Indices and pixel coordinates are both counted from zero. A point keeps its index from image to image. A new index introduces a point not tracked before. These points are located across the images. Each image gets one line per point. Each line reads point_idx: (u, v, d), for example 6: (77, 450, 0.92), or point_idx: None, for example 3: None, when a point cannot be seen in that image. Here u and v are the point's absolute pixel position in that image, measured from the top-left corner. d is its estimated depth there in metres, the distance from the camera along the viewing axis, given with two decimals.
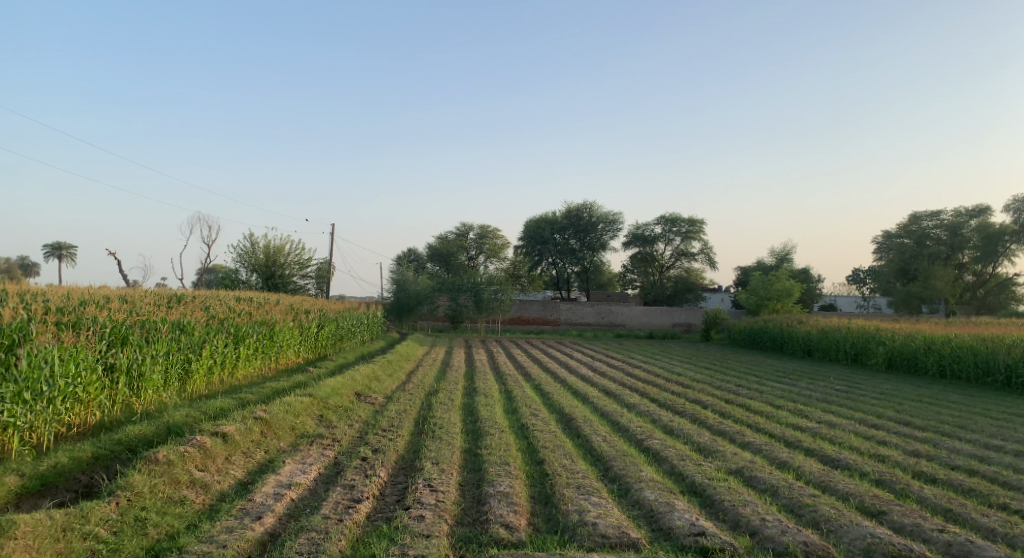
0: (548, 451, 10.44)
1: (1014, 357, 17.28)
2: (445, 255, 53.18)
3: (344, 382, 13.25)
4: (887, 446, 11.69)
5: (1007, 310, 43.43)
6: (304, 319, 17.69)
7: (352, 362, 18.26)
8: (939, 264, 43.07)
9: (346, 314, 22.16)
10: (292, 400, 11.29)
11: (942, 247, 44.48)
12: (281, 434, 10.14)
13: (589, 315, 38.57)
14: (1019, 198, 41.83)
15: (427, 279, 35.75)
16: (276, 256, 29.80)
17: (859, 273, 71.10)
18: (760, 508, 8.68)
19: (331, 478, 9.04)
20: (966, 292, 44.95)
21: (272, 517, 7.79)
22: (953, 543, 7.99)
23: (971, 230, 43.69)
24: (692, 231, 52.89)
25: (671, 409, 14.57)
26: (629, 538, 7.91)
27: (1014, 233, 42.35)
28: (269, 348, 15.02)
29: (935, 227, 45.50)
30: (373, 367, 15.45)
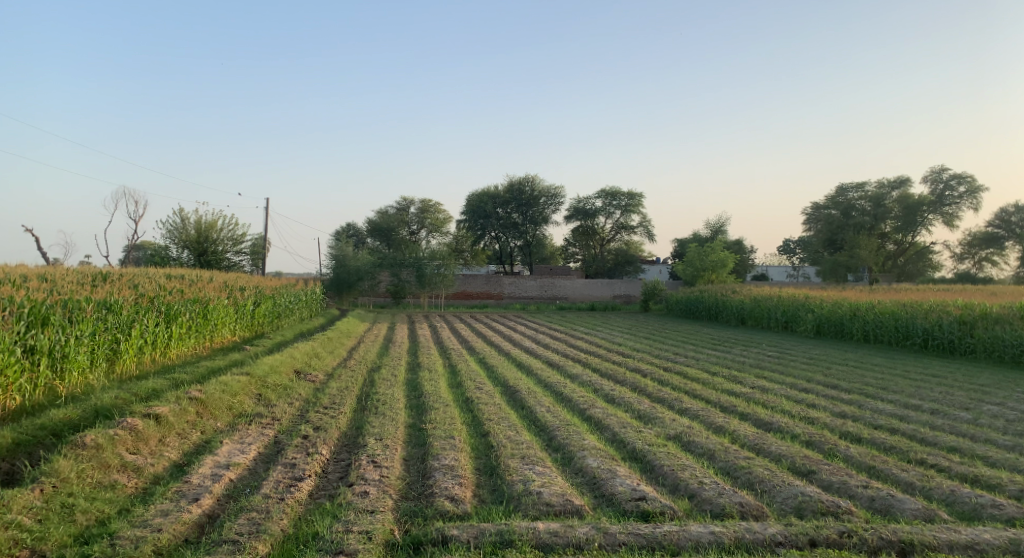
0: (492, 423, 10.44)
1: (930, 322, 17.93)
2: (386, 230, 52.84)
3: (283, 360, 13.02)
4: (816, 408, 12.05)
5: (924, 277, 45.75)
6: (239, 297, 17.27)
7: (291, 339, 17.93)
8: (864, 235, 44.74)
9: (283, 291, 21.71)
10: (229, 379, 11.02)
11: (867, 218, 45.70)
12: (217, 414, 9.89)
13: (532, 289, 38.69)
14: (936, 170, 43.97)
15: (367, 254, 35.25)
16: (208, 232, 29.03)
17: (789, 244, 73.18)
18: (698, 472, 8.85)
19: (271, 457, 8.89)
20: (888, 261, 46.96)
21: (210, 498, 7.62)
22: (875, 497, 8.27)
23: (893, 201, 45.43)
24: (631, 205, 53.51)
25: (612, 378, 14.74)
26: (573, 505, 7.96)
27: (931, 204, 44.79)
28: (203, 327, 14.64)
29: (860, 198, 46.70)
30: (312, 344, 15.21)
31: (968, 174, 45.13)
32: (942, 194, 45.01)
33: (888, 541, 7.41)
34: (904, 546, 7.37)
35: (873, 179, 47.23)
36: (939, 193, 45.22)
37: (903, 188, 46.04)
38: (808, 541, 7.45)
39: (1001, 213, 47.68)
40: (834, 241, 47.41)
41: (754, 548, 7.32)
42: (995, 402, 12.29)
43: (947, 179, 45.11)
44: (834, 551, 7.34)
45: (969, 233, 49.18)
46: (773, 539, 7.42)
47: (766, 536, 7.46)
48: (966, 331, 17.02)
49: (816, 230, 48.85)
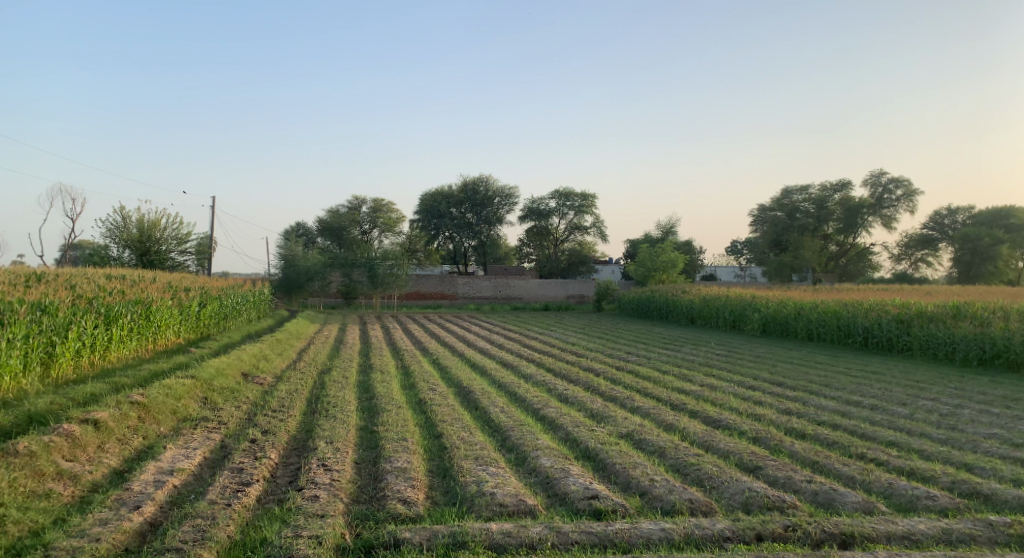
0: (445, 424, 10.36)
1: (870, 321, 18.38)
2: (337, 229, 52.25)
3: (230, 362, 12.75)
4: (762, 405, 12.24)
5: (864, 278, 47.00)
6: (184, 298, 16.88)
7: (238, 341, 17.58)
8: (807, 236, 45.78)
9: (230, 292, 21.29)
10: (173, 382, 10.74)
11: (811, 219, 46.79)
12: (161, 418, 9.63)
13: (486, 289, 38.63)
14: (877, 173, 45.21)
15: (318, 254, 34.80)
16: (151, 231, 28.36)
17: (736, 246, 74.48)
18: (650, 469, 8.91)
19: (217, 462, 8.69)
20: (831, 261, 48.07)
21: (153, 505, 7.41)
22: (819, 491, 8.42)
23: (835, 203, 46.60)
24: (584, 205, 53.88)
25: (565, 378, 14.77)
26: (526, 505, 7.94)
27: (871, 206, 46.27)
28: (146, 329, 14.26)
29: (804, 200, 47.81)
30: (261, 346, 14.92)
31: (904, 176, 46.46)
32: (881, 197, 46.21)
33: (830, 534, 7.54)
34: (846, 538, 7.52)
35: (817, 183, 48.51)
36: (877, 195, 46.39)
37: (844, 190, 47.28)
38: (755, 535, 7.54)
39: (936, 215, 49.57)
40: (779, 242, 48.31)
41: (703, 543, 7.38)
42: (930, 398, 12.65)
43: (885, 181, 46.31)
44: (780, 545, 7.43)
45: (906, 235, 50.76)
46: (721, 535, 7.49)
47: (715, 531, 7.52)
48: (903, 329, 17.49)
49: (763, 232, 49.77)
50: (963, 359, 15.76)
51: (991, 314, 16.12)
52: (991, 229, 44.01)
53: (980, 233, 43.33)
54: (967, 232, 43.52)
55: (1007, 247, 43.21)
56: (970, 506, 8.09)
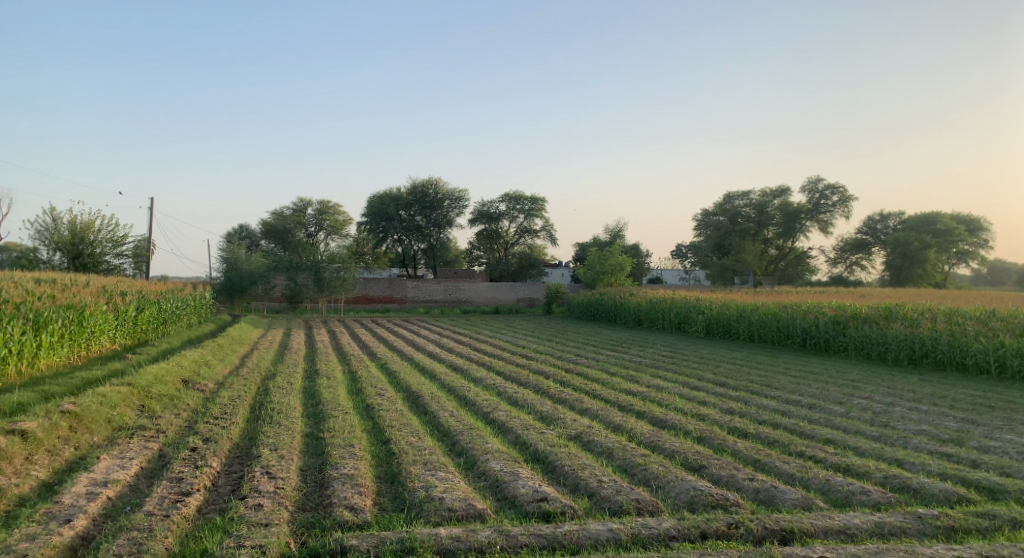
0: (394, 430, 10.48)
1: (808, 322, 19.03)
2: (281, 232, 51.33)
3: (169, 369, 12.63)
4: (706, 405, 12.64)
5: (803, 281, 48.69)
6: (119, 303, 16.62)
7: (176, 347, 17.35)
8: (749, 240, 47.03)
9: (169, 295, 20.96)
10: (108, 390, 10.63)
11: (752, 224, 48.21)
12: (94, 427, 9.55)
13: (435, 292, 38.67)
14: (814, 180, 46.66)
15: (261, 257, 34.35)
16: (84, 233, 27.80)
17: (682, 248, 75.80)
18: (597, 471, 9.17)
19: (155, 472, 8.68)
20: (770, 264, 49.31)
21: (85, 518, 7.40)
22: (760, 488, 8.74)
23: (775, 208, 48.00)
24: (534, 209, 54.35)
25: (516, 381, 14.98)
26: (475, 509, 8.11)
27: (809, 211, 47.89)
28: (78, 335, 14.02)
29: (746, 205, 49.02)
30: (202, 352, 14.80)
31: (839, 185, 48.82)
32: (818, 202, 48.32)
33: (771, 530, 7.71)
34: (785, 534, 7.68)
35: (758, 189, 49.91)
36: (815, 200, 48.50)
37: (784, 196, 48.70)
38: (700, 534, 7.72)
39: (868, 221, 51.66)
40: (722, 246, 49.47)
41: (650, 543, 7.58)
42: (864, 396, 13.21)
43: (823, 189, 48.49)
44: (723, 542, 7.60)
45: (841, 239, 52.50)
46: (667, 533, 7.70)
47: (661, 530, 7.74)
48: (839, 330, 18.16)
49: (706, 236, 50.93)
50: (894, 359, 16.46)
51: (920, 315, 16.87)
52: (920, 234, 45.87)
53: (910, 237, 45.15)
54: (898, 236, 45.30)
55: (935, 250, 45.09)
56: (900, 500, 8.31)
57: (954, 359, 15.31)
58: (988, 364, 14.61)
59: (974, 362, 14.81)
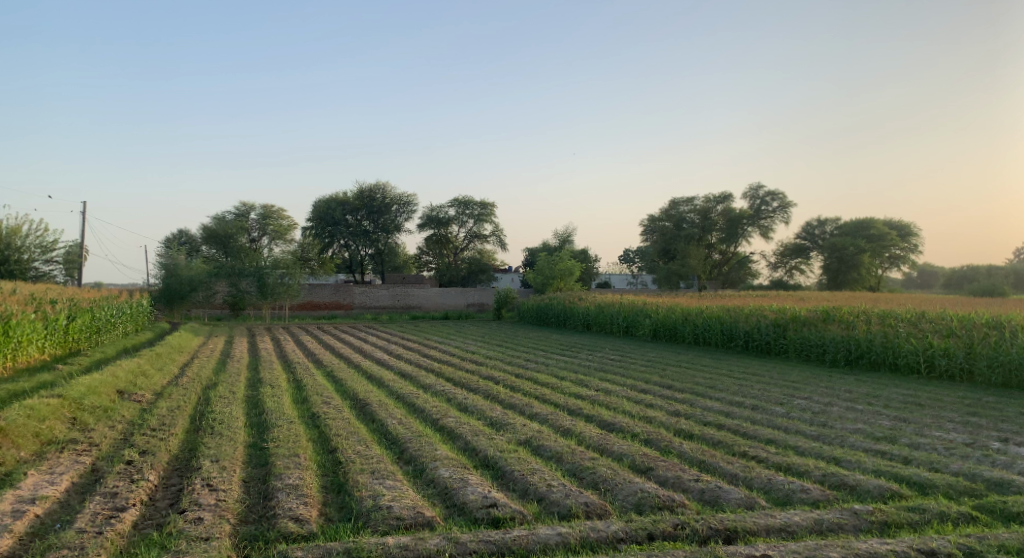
0: (341, 438, 10.39)
1: (750, 325, 19.45)
2: (222, 237, 49.87)
3: (103, 380, 12.31)
4: (653, 408, 12.82)
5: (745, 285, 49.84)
6: (49, 311, 16.14)
7: (111, 357, 16.91)
8: (694, 245, 47.94)
9: (103, 303, 20.41)
10: (37, 403, 10.32)
11: (696, 229, 49.14)
12: (23, 442, 9.26)
13: (384, 298, 38.40)
14: (755, 187, 47.95)
15: (201, 263, 33.54)
16: (11, 239, 26.97)
17: (629, 253, 76.68)
18: (546, 475, 9.23)
19: (87, 487, 8.47)
20: (714, 269, 50.43)
21: (11, 538, 7.20)
22: (705, 489, 8.90)
23: (719, 214, 49.14)
24: (484, 214, 54.42)
25: (466, 387, 14.97)
26: (424, 517, 8.10)
27: (750, 217, 49.13)
28: (3, 345, 13.58)
29: (690, 211, 50.09)
30: (138, 362, 14.45)
31: (779, 192, 50.19)
32: (759, 208, 49.61)
33: (716, 530, 7.83)
34: (730, 533, 7.80)
35: (702, 195, 50.86)
36: (756, 207, 49.73)
37: (726, 201, 49.70)
38: (647, 535, 7.81)
39: (807, 226, 53.06)
40: (668, 251, 50.20)
41: (598, 545, 7.64)
42: (804, 396, 13.56)
43: (763, 196, 49.67)
44: (668, 543, 7.72)
45: (782, 244, 53.74)
46: (615, 536, 7.76)
47: (609, 533, 7.79)
48: (780, 332, 18.60)
49: (652, 241, 51.65)
50: (832, 360, 16.94)
51: (856, 317, 17.39)
52: (856, 239, 47.24)
53: (845, 242, 46.47)
54: (835, 242, 46.59)
55: (869, 255, 46.46)
56: (838, 497, 8.53)
57: (888, 359, 15.82)
58: (919, 364, 15.14)
59: (906, 362, 15.33)
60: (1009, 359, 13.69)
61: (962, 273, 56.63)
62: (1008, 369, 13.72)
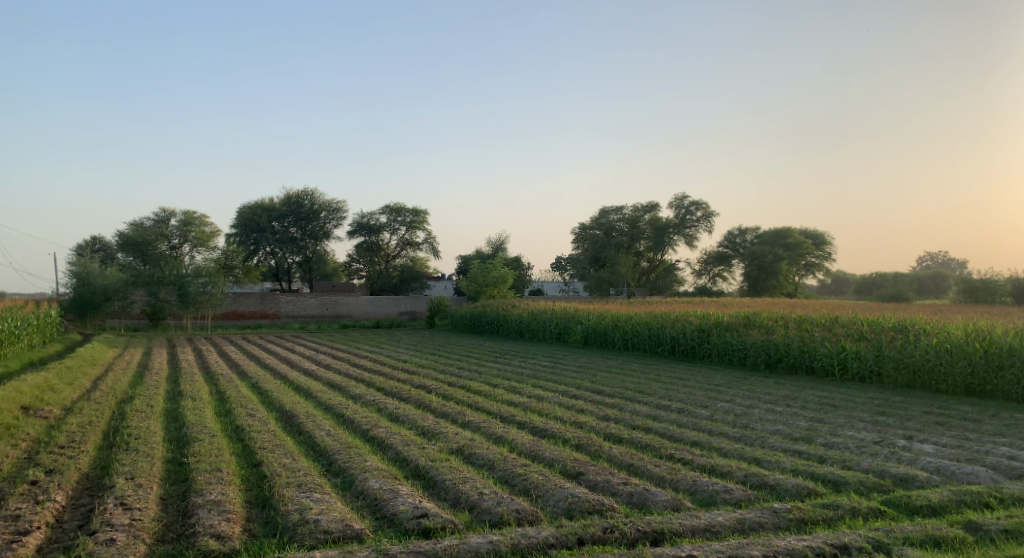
0: (265, 451, 10.16)
1: (676, 330, 19.84)
2: (140, 243, 48.10)
3: (6, 396, 11.71)
4: (583, 413, 12.94)
5: (672, 291, 50.83)
6: None
7: (15, 371, 16.10)
8: (623, 253, 48.81)
9: (6, 315, 19.39)
10: None
11: (625, 237, 50.12)
12: None
13: (312, 306, 37.84)
14: (680, 196, 49.37)
15: (115, 271, 32.38)
16: None
17: (561, 260, 77.29)
18: (478, 483, 9.21)
19: None
20: (642, 276, 51.38)
21: None
22: (634, 492, 9.00)
23: (646, 223, 50.37)
24: (415, 221, 54.21)
25: (397, 396, 14.82)
26: (352, 530, 7.96)
27: (676, 226, 50.37)
28: None
29: (620, 220, 51.27)
30: (46, 376, 13.80)
31: (703, 202, 51.50)
32: (684, 217, 50.81)
33: (644, 532, 7.91)
34: (657, 535, 7.89)
35: (630, 204, 52.03)
36: (681, 216, 50.88)
37: (654, 211, 50.86)
38: (577, 540, 7.84)
39: (730, 235, 54.58)
40: (598, 258, 50.88)
41: (529, 552, 7.62)
42: (727, 399, 13.88)
43: (688, 205, 51.00)
44: (598, 546, 7.75)
45: (705, 252, 55.10)
46: (546, 542, 7.76)
47: (540, 539, 7.78)
48: (704, 338, 19.02)
49: (583, 250, 52.34)
50: (753, 364, 17.40)
51: (774, 322, 17.93)
52: (774, 247, 48.84)
53: (765, 250, 47.94)
54: (755, 249, 48.01)
55: (786, 263, 48.07)
56: (759, 497, 8.73)
57: (803, 363, 16.35)
58: (833, 367, 15.66)
59: (821, 364, 15.85)
60: (913, 361, 14.29)
61: (871, 279, 59.18)
62: (912, 370, 14.34)
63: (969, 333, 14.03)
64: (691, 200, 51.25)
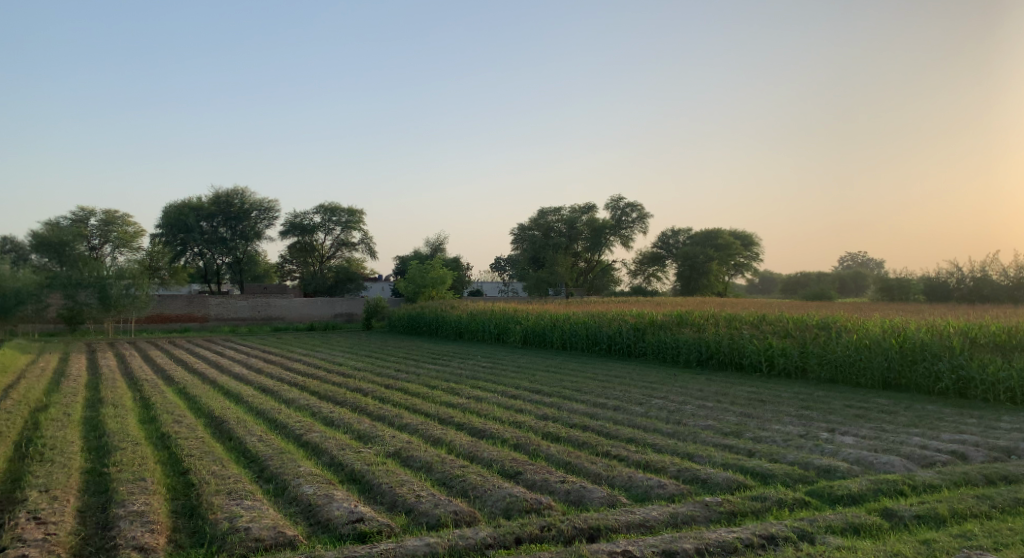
0: (193, 459, 9.83)
1: (612, 329, 20.01)
2: (57, 244, 46.28)
3: None
4: (522, 412, 12.90)
5: (609, 291, 51.37)
6: None
7: None
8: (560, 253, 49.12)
9: None
10: None
11: (564, 238, 50.47)
12: None
13: (243, 309, 36.99)
14: (617, 197, 50.01)
15: (28, 272, 30.91)
16: None
17: (500, 262, 77.29)
18: (415, 486, 9.07)
19: None
20: (580, 276, 51.80)
21: None
22: (571, 490, 8.99)
23: (583, 224, 50.82)
24: (351, 221, 53.53)
25: (332, 400, 14.52)
26: (285, 537, 7.74)
27: (613, 227, 50.96)
28: None
29: (558, 221, 51.61)
30: None
31: (638, 203, 52.19)
32: (620, 218, 51.39)
33: (580, 529, 7.89)
34: (593, 531, 7.87)
35: (568, 205, 52.41)
36: (617, 217, 51.49)
37: (591, 212, 51.37)
38: (514, 539, 7.77)
39: (664, 236, 55.43)
40: (536, 259, 51.08)
41: (466, 553, 7.52)
42: (662, 396, 14.03)
43: (624, 206, 51.62)
44: (535, 545, 7.70)
45: (641, 253, 55.82)
46: (483, 542, 7.67)
47: (477, 540, 7.69)
48: (639, 336, 19.23)
49: (522, 250, 52.50)
50: (685, 361, 17.65)
51: (705, 321, 18.27)
52: (705, 248, 49.76)
53: (697, 251, 48.81)
54: (687, 250, 48.84)
55: (717, 263, 49.06)
56: (691, 491, 8.82)
57: (733, 359, 16.65)
58: (761, 363, 15.98)
59: (749, 361, 16.16)
60: (835, 356, 14.69)
61: (796, 278, 60.91)
62: (835, 365, 14.74)
63: (886, 329, 14.50)
64: (627, 202, 51.88)
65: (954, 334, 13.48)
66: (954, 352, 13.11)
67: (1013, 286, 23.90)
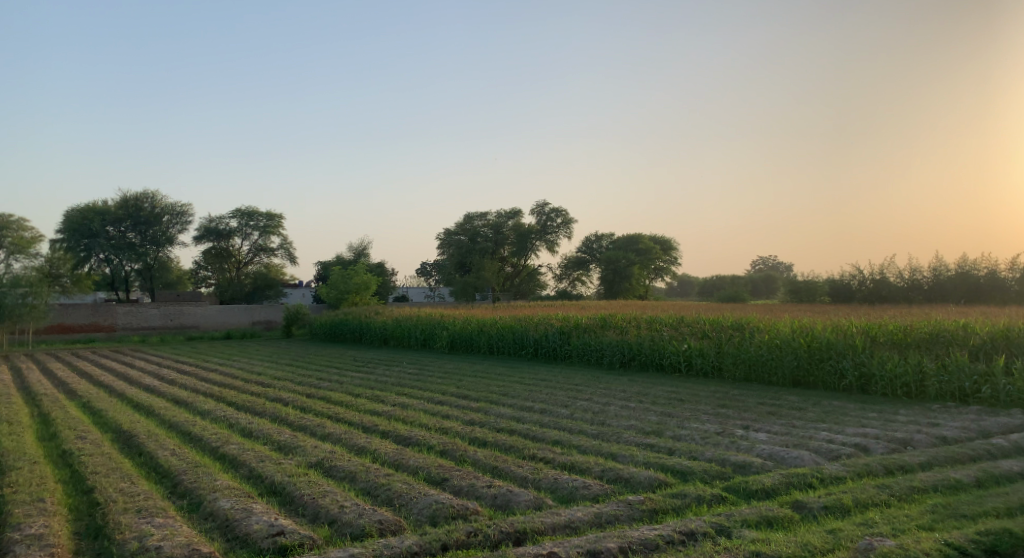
0: (99, 477, 9.36)
1: (538, 333, 20.09)
2: None
3: None
4: (448, 418, 12.79)
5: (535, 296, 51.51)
6: None
7: None
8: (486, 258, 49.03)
9: None
10: None
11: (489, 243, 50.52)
12: None
13: (155, 318, 35.73)
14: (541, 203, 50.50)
15: None
16: None
17: (425, 267, 76.88)
18: (338, 496, 8.88)
19: None
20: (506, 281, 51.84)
21: None
22: (497, 494, 8.93)
23: (509, 229, 51.06)
24: (269, 226, 52.39)
25: (250, 411, 14.11)
26: (200, 553, 7.45)
27: (537, 232, 51.35)
28: None
29: (484, 226, 51.69)
30: None
31: (562, 209, 52.72)
32: (545, 223, 51.79)
33: (506, 533, 7.84)
34: (519, 535, 7.83)
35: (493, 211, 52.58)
36: (541, 222, 51.87)
37: (516, 217, 51.64)
38: (441, 546, 7.65)
39: (587, 241, 56.18)
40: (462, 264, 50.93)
41: None
42: (586, 398, 14.14)
43: (548, 212, 51.95)
44: (461, 551, 7.60)
45: (564, 257, 56.34)
46: (408, 550, 7.54)
47: (402, 548, 7.55)
48: (564, 339, 19.38)
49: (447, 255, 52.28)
50: (609, 363, 17.85)
51: (627, 323, 18.55)
52: (627, 253, 50.62)
53: (619, 255, 49.62)
54: (610, 254, 49.56)
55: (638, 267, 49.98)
56: (615, 490, 8.89)
57: (654, 361, 16.92)
58: (680, 363, 16.29)
59: (669, 361, 16.45)
60: (748, 356, 15.08)
61: (711, 281, 62.63)
62: (748, 364, 15.13)
63: (796, 329, 14.97)
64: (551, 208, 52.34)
65: (856, 333, 14.02)
66: (856, 350, 13.64)
67: (908, 285, 25.10)
